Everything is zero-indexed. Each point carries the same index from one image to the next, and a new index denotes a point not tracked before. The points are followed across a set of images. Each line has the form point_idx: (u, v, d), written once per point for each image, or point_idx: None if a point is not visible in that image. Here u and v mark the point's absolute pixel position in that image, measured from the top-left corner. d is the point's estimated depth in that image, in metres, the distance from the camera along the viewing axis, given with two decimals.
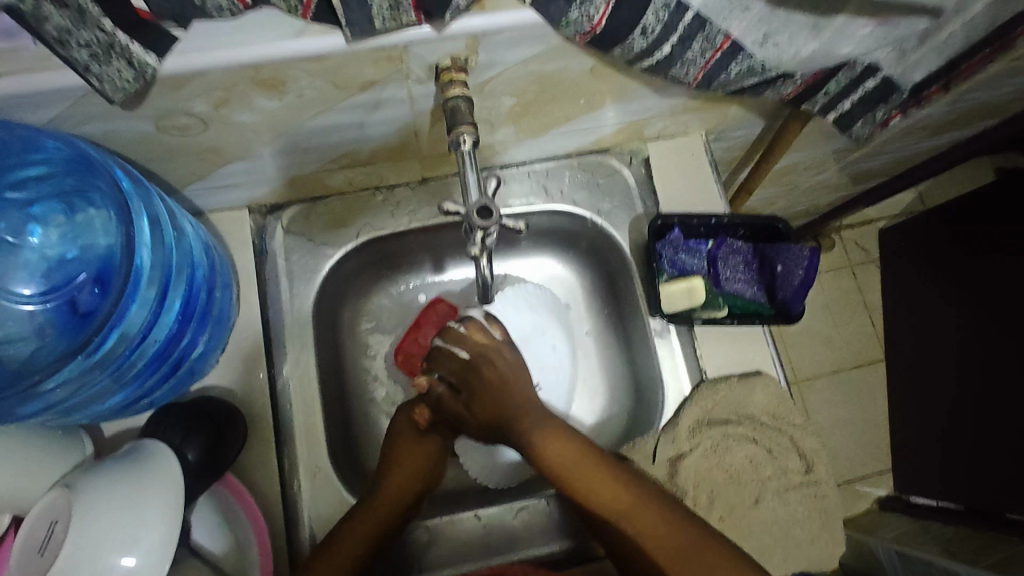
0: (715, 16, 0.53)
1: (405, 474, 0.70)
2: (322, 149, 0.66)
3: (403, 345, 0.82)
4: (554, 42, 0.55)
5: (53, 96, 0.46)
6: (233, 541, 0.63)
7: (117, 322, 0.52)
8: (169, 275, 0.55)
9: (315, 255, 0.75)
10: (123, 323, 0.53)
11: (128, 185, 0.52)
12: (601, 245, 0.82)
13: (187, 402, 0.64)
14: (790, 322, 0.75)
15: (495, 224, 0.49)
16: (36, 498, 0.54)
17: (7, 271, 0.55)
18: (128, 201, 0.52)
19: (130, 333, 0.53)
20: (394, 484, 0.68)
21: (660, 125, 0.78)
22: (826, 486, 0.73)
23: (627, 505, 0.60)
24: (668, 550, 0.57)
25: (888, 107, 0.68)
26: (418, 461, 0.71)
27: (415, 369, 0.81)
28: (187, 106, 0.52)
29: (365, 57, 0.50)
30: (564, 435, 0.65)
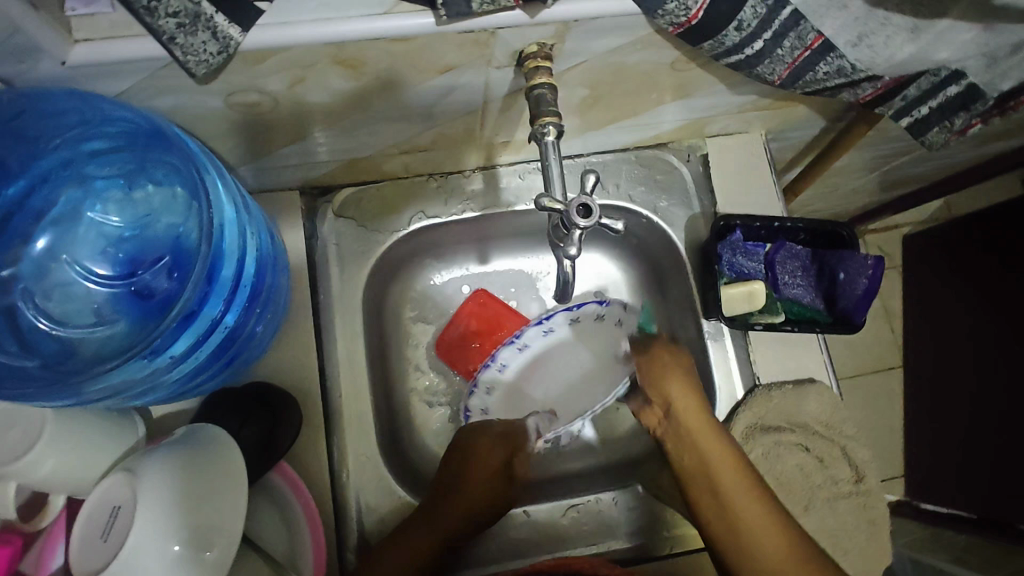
0: (813, 13, 0.51)
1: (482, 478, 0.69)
2: (384, 133, 0.64)
3: (446, 335, 0.81)
4: (642, 33, 0.53)
5: (131, 67, 0.44)
6: (284, 527, 0.62)
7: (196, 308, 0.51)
8: (244, 259, 0.54)
9: (366, 241, 0.73)
10: (201, 310, 0.52)
11: (204, 161, 0.50)
12: (653, 243, 0.81)
13: (240, 387, 0.64)
14: (850, 331, 0.74)
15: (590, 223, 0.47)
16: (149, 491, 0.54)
17: (66, 249, 0.52)
18: (203, 176, 0.50)
19: (207, 320, 0.52)
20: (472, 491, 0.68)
21: (723, 122, 0.76)
22: (876, 497, 0.72)
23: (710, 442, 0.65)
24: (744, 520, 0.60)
25: (968, 116, 0.64)
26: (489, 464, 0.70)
27: (456, 360, 0.80)
28: (262, 83, 0.50)
29: (452, 40, 0.48)
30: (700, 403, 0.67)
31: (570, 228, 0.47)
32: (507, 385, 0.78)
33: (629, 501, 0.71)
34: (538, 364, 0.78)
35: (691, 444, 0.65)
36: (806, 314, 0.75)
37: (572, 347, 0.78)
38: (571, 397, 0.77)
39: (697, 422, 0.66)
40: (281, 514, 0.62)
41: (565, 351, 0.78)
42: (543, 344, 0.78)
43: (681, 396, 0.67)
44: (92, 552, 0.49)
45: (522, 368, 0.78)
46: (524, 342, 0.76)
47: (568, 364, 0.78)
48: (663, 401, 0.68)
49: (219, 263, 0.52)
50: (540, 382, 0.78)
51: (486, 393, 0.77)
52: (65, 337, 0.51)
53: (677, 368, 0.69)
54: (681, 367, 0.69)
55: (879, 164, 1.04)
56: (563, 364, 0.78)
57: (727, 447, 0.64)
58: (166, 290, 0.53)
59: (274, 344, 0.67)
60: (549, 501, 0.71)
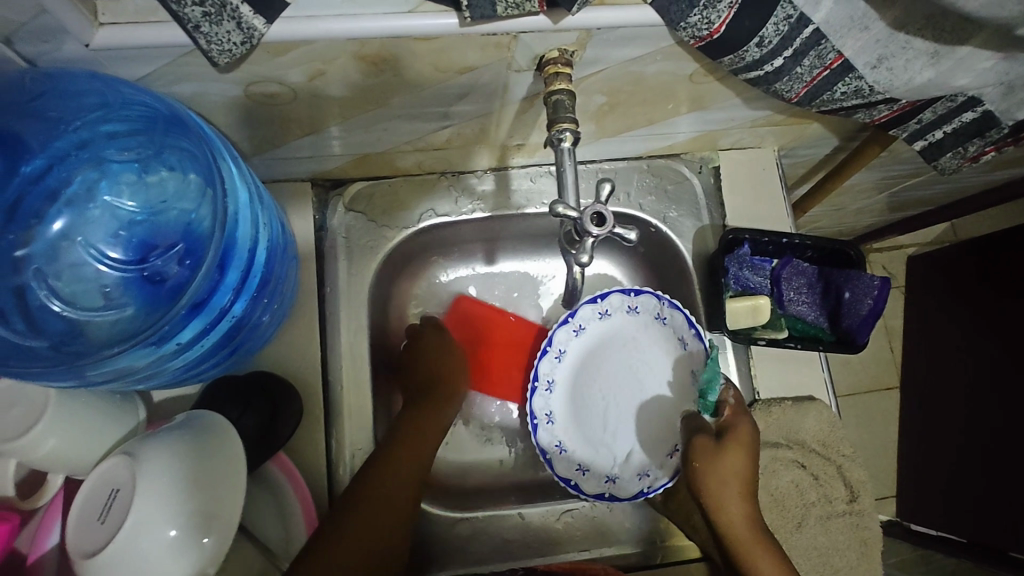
0: (834, 33, 0.51)
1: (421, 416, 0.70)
2: (401, 129, 0.64)
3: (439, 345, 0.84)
4: (664, 44, 0.53)
5: (153, 53, 0.44)
6: (281, 518, 0.62)
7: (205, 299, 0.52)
8: (254, 252, 0.54)
9: (375, 236, 0.74)
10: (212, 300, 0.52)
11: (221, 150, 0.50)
12: (661, 253, 0.81)
13: (246, 375, 0.64)
14: (853, 351, 0.74)
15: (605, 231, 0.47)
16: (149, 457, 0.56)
17: (78, 232, 0.53)
18: (219, 167, 0.51)
19: (215, 310, 0.53)
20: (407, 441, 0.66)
21: (737, 136, 0.76)
22: (869, 517, 0.73)
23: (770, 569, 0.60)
24: None
25: (983, 142, 0.65)
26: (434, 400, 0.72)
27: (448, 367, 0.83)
28: (282, 74, 0.50)
29: (474, 42, 0.48)
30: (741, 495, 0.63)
31: (581, 234, 0.48)
32: (568, 377, 0.77)
33: (623, 508, 0.72)
34: (598, 354, 0.77)
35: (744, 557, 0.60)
36: (809, 331, 0.75)
37: (634, 344, 0.77)
38: (641, 401, 0.77)
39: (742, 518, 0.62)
40: (276, 504, 0.62)
41: (626, 342, 0.77)
42: (601, 354, 0.77)
43: (730, 498, 0.62)
44: (89, 532, 0.49)
45: (581, 356, 0.77)
46: (580, 324, 0.76)
47: (629, 359, 0.77)
48: (713, 504, 0.63)
49: (230, 252, 0.52)
50: (603, 376, 0.77)
51: (547, 388, 0.75)
52: (71, 317, 0.52)
53: (732, 471, 0.63)
54: (728, 460, 0.63)
55: (888, 185, 1.04)
56: (626, 358, 0.77)
57: (766, 545, 0.61)
58: (177, 276, 0.53)
59: (278, 334, 0.67)
60: (543, 505, 0.71)
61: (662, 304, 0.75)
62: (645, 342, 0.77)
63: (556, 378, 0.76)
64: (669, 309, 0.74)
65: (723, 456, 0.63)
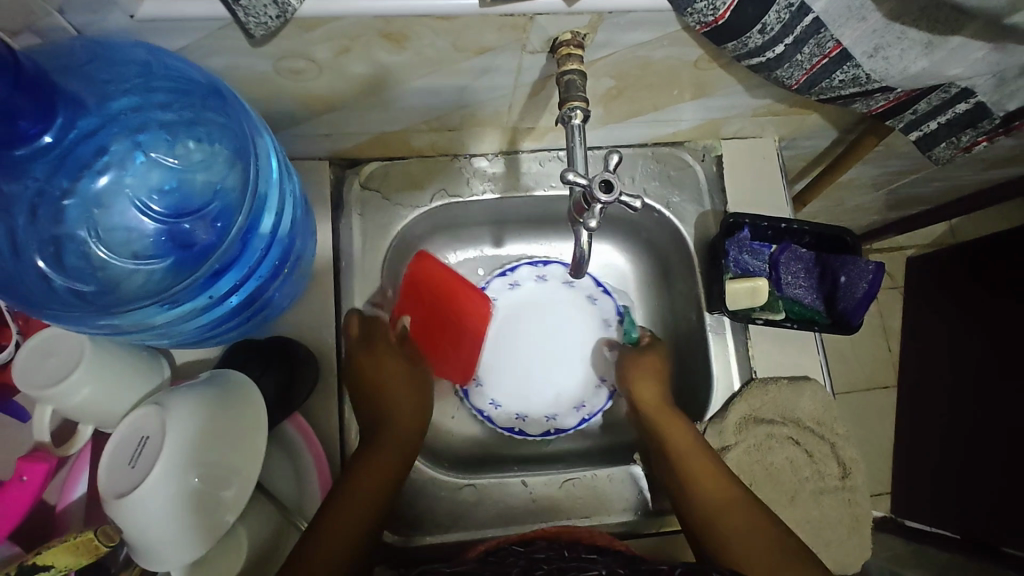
0: (833, 22, 0.54)
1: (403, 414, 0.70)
2: (417, 109, 0.67)
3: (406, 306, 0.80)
4: (671, 29, 0.56)
5: (193, 25, 0.47)
6: (296, 478, 0.65)
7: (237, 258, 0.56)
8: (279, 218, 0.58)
9: (389, 213, 0.77)
10: (243, 259, 0.56)
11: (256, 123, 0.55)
12: (664, 237, 0.84)
13: (264, 338, 0.67)
14: (847, 333, 0.76)
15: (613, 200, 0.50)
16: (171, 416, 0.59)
17: (107, 198, 0.54)
18: (253, 138, 0.55)
19: (245, 269, 0.57)
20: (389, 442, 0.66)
21: (739, 125, 0.78)
22: (860, 494, 0.75)
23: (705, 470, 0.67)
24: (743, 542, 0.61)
25: (975, 133, 0.68)
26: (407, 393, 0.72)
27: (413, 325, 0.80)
28: (310, 51, 0.53)
29: (492, 22, 0.51)
30: (690, 430, 0.71)
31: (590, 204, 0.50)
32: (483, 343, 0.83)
33: (625, 478, 0.74)
34: (517, 320, 0.85)
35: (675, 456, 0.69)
36: (806, 314, 0.78)
37: (554, 304, 0.85)
38: (558, 360, 0.84)
39: (689, 444, 0.70)
40: (292, 465, 0.65)
41: (541, 309, 0.85)
42: (522, 314, 0.85)
43: (663, 412, 0.74)
44: (119, 476, 0.51)
45: (498, 323, 0.84)
46: (492, 294, 0.84)
47: (552, 319, 0.85)
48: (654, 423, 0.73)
49: (257, 222, 0.56)
50: (522, 340, 0.84)
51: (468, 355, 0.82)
52: (104, 277, 0.54)
53: (658, 387, 0.76)
54: (648, 368, 0.78)
55: (887, 181, 1.07)
56: (545, 322, 0.85)
57: (718, 471, 0.67)
58: (203, 241, 0.56)
59: (295, 304, 0.70)
60: (546, 474, 0.74)
61: (569, 271, 0.85)
62: (563, 301, 0.85)
63: (474, 345, 0.82)
64: (578, 273, 0.84)
65: (641, 369, 0.78)
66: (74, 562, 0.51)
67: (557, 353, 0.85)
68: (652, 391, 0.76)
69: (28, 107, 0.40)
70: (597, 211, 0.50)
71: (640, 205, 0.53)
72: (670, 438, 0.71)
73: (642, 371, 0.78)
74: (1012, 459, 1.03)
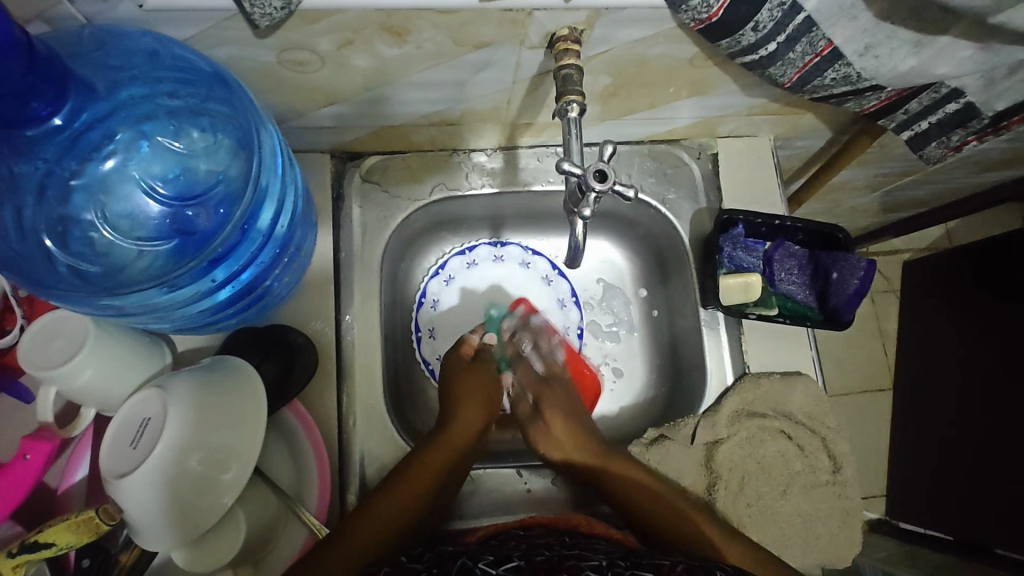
0: (824, 21, 0.55)
1: (453, 443, 0.69)
2: (418, 103, 0.68)
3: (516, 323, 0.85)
4: (666, 26, 0.57)
5: (199, 16, 0.48)
6: (294, 464, 0.66)
7: (238, 246, 0.57)
8: (280, 208, 0.59)
9: (389, 206, 0.78)
10: (244, 247, 0.58)
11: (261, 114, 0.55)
12: (659, 234, 0.85)
13: (265, 327, 0.68)
14: (839, 328, 0.78)
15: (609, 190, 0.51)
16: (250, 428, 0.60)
17: (111, 186, 0.56)
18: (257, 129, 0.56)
19: (246, 256, 0.58)
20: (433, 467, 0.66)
21: (734, 123, 0.80)
22: (851, 489, 0.76)
23: (640, 489, 0.68)
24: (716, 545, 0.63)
25: (965, 132, 0.69)
26: (470, 424, 0.72)
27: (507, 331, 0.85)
28: (313, 43, 0.54)
29: (492, 17, 0.53)
30: (643, 472, 0.70)
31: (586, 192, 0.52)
32: (444, 322, 0.85)
33: None
34: (475, 302, 0.87)
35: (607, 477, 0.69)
36: (799, 310, 0.80)
37: (512, 287, 0.88)
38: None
39: (640, 492, 0.68)
40: (290, 449, 0.66)
41: (500, 289, 0.87)
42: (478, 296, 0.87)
43: (566, 437, 0.73)
44: (120, 457, 0.52)
45: (458, 302, 0.86)
46: (450, 275, 0.86)
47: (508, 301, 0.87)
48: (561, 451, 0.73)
49: (256, 214, 0.57)
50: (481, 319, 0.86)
51: (431, 336, 0.84)
52: (107, 263, 0.55)
53: (560, 413, 0.75)
54: (558, 430, 0.73)
55: (881, 183, 1.08)
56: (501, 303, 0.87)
57: (688, 514, 0.66)
58: (204, 228, 0.57)
59: (295, 294, 0.71)
60: (540, 465, 0.74)
61: (525, 252, 0.88)
62: (520, 283, 0.88)
63: (436, 325, 0.85)
64: (533, 255, 0.87)
65: (554, 423, 0.74)
66: (74, 541, 0.52)
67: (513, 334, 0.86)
68: (580, 450, 0.72)
69: (44, 89, 0.41)
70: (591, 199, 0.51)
71: (633, 194, 0.54)
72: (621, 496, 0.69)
73: (551, 427, 0.74)
74: (1004, 460, 1.04)
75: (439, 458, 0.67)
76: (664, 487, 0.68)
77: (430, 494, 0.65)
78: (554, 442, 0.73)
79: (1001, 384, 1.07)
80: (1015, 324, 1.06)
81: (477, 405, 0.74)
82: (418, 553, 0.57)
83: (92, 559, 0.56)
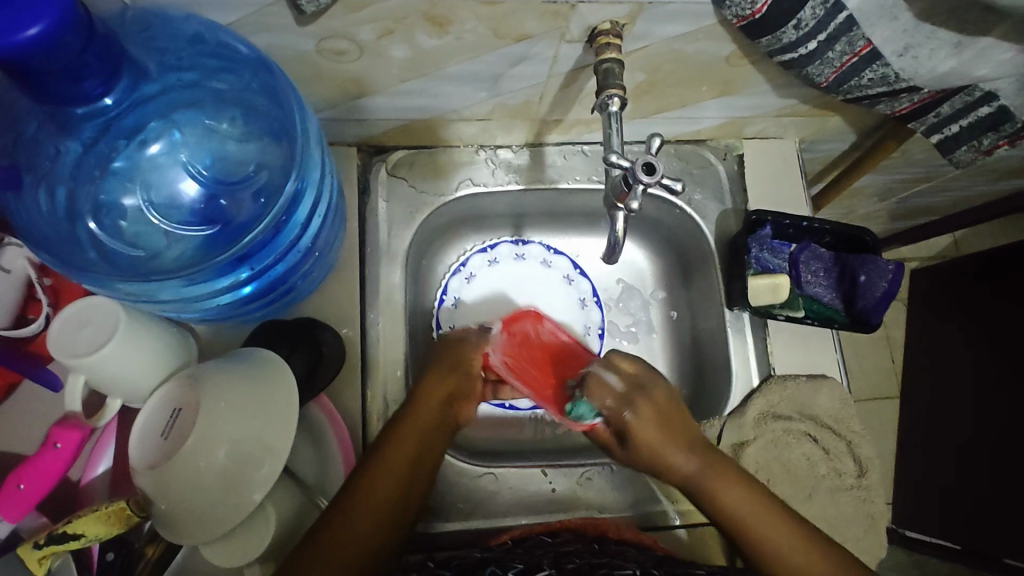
0: (866, 20, 0.55)
1: (424, 413, 0.63)
2: (448, 97, 0.67)
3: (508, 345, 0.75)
4: (707, 23, 0.57)
5: (244, 0, 0.47)
6: (319, 458, 0.65)
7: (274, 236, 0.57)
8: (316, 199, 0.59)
9: (415, 202, 0.77)
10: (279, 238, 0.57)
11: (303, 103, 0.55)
12: (684, 234, 0.84)
13: (291, 319, 0.67)
14: (866, 330, 0.78)
15: (655, 182, 0.52)
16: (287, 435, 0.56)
17: (145, 173, 0.55)
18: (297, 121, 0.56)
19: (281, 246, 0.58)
20: (394, 452, 0.59)
21: (761, 125, 0.80)
22: (876, 493, 0.76)
23: (756, 515, 0.60)
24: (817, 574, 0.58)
25: (996, 136, 0.68)
26: (427, 415, 0.63)
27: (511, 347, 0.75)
28: (354, 31, 0.53)
29: (535, 9, 0.52)
30: (745, 485, 0.62)
31: (632, 185, 0.53)
32: (464, 320, 0.83)
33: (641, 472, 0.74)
34: (494, 299, 0.85)
35: (711, 492, 0.62)
36: (825, 312, 0.80)
37: (532, 285, 0.86)
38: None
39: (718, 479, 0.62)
40: (315, 445, 0.65)
41: (520, 286, 0.86)
42: (496, 295, 0.85)
43: (656, 439, 0.64)
44: (151, 447, 0.51)
45: (478, 300, 0.85)
46: (471, 272, 0.85)
47: (528, 300, 0.86)
48: (664, 461, 0.64)
49: (294, 207, 0.57)
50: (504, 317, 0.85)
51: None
52: (138, 253, 0.54)
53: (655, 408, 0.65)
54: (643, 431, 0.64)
55: (899, 190, 1.08)
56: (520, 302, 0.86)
57: (779, 518, 0.60)
58: (237, 219, 0.56)
59: (321, 287, 0.70)
60: (565, 465, 0.73)
61: (547, 251, 0.86)
62: (541, 282, 0.86)
63: (456, 322, 0.83)
64: (554, 255, 0.86)
65: (642, 426, 0.64)
66: (104, 532, 0.51)
67: None
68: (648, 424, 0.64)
69: (95, 68, 0.40)
70: (639, 192, 0.52)
71: (677, 188, 0.54)
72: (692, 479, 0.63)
73: (637, 434, 0.64)
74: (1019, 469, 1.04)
75: (406, 446, 0.60)
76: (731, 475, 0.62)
77: (403, 490, 0.58)
78: (646, 439, 0.64)
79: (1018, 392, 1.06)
80: None
81: (430, 397, 0.64)
82: (443, 558, 0.55)
83: (116, 552, 0.55)
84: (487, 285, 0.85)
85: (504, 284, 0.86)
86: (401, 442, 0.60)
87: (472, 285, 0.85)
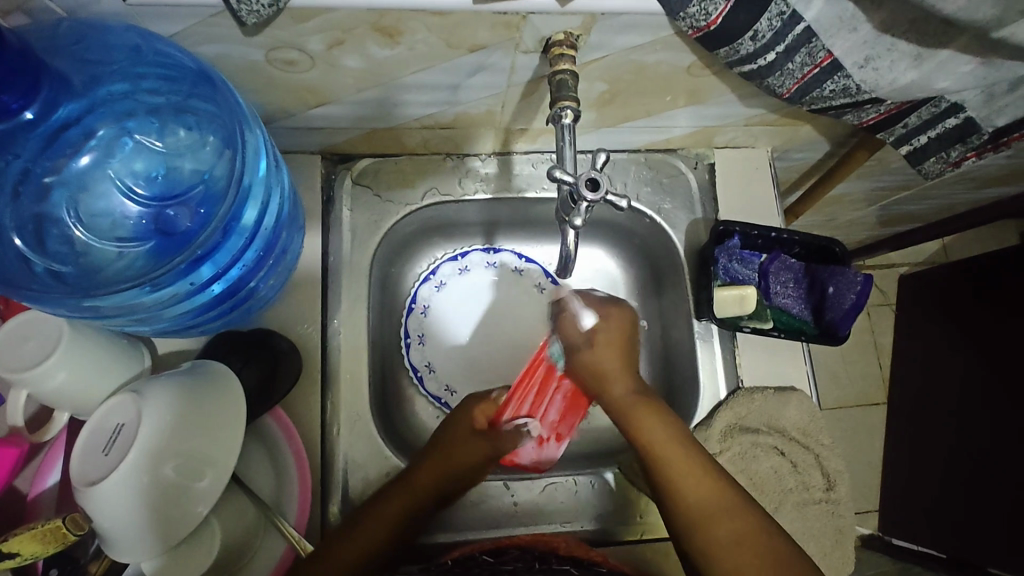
0: (824, 31, 0.54)
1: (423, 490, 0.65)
2: (411, 105, 0.66)
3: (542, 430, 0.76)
4: (664, 33, 0.56)
5: (183, 12, 0.46)
6: (274, 471, 0.64)
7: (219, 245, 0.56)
8: (265, 205, 0.58)
9: (380, 210, 0.76)
10: (225, 246, 0.57)
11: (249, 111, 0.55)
12: (655, 244, 0.84)
13: (248, 330, 0.67)
14: (834, 343, 0.77)
15: (601, 198, 0.52)
16: (234, 451, 0.55)
17: (92, 186, 0.55)
18: (244, 129, 0.55)
19: (227, 256, 0.57)
20: (396, 504, 0.63)
21: (731, 134, 0.79)
22: (844, 507, 0.75)
23: (667, 444, 0.64)
24: (707, 507, 0.59)
25: (963, 148, 0.67)
26: (442, 477, 0.67)
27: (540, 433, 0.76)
28: (302, 41, 0.52)
29: (485, 20, 0.51)
30: (665, 424, 0.65)
31: (580, 199, 0.53)
32: (434, 329, 0.83)
33: (602, 487, 0.73)
34: (466, 307, 0.84)
35: (632, 419, 0.67)
36: (793, 323, 0.79)
37: (505, 294, 0.85)
38: (511, 341, 0.84)
39: (666, 440, 0.64)
40: (270, 459, 0.65)
41: (493, 295, 0.85)
42: (470, 304, 0.84)
43: (608, 363, 0.71)
44: (91, 463, 0.50)
45: (449, 309, 0.84)
46: (441, 280, 0.84)
47: (501, 309, 0.85)
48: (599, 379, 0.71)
49: (239, 214, 0.56)
50: (475, 326, 0.84)
51: (420, 343, 0.82)
52: (85, 264, 0.55)
53: (617, 337, 0.72)
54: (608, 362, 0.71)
55: (879, 197, 1.07)
56: (493, 310, 0.85)
57: (697, 461, 0.62)
58: (184, 229, 0.57)
59: (281, 297, 0.70)
60: (528, 478, 0.72)
61: (519, 259, 0.86)
62: (514, 290, 0.85)
63: (425, 332, 0.82)
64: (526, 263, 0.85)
65: (606, 353, 0.71)
66: (40, 551, 0.50)
67: (505, 344, 0.84)
68: (622, 385, 0.69)
69: (12, 84, 0.42)
70: (583, 208, 0.53)
71: (624, 202, 0.54)
72: (644, 436, 0.65)
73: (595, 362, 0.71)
74: (1000, 480, 1.03)
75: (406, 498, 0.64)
76: (684, 450, 0.63)
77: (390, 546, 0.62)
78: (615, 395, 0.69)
79: (999, 403, 1.05)
80: (1015, 340, 1.05)
81: (449, 459, 0.68)
82: None
83: (60, 569, 0.54)
84: (457, 293, 0.84)
85: (478, 294, 0.85)
86: (408, 495, 0.64)
87: (445, 294, 0.84)
